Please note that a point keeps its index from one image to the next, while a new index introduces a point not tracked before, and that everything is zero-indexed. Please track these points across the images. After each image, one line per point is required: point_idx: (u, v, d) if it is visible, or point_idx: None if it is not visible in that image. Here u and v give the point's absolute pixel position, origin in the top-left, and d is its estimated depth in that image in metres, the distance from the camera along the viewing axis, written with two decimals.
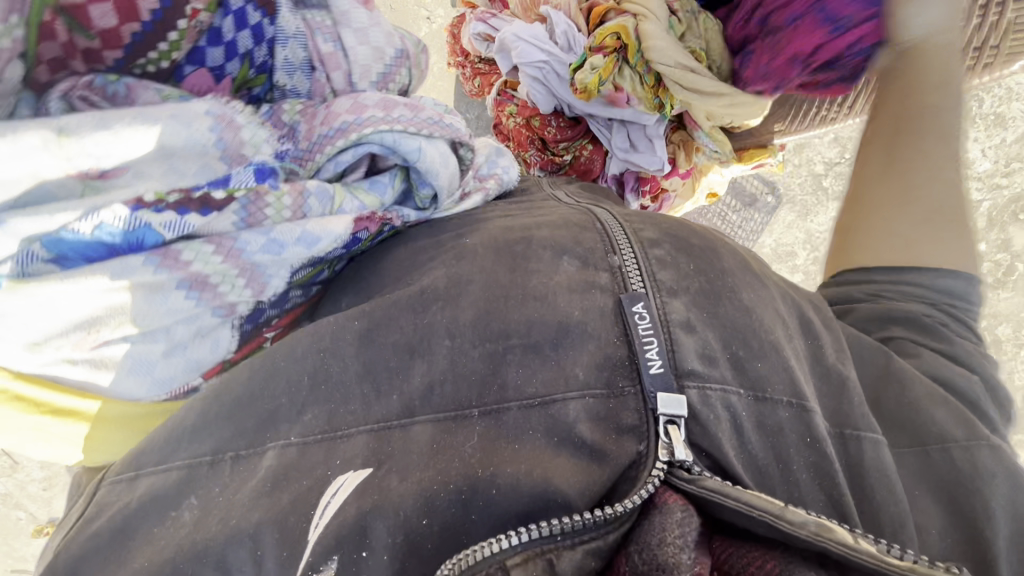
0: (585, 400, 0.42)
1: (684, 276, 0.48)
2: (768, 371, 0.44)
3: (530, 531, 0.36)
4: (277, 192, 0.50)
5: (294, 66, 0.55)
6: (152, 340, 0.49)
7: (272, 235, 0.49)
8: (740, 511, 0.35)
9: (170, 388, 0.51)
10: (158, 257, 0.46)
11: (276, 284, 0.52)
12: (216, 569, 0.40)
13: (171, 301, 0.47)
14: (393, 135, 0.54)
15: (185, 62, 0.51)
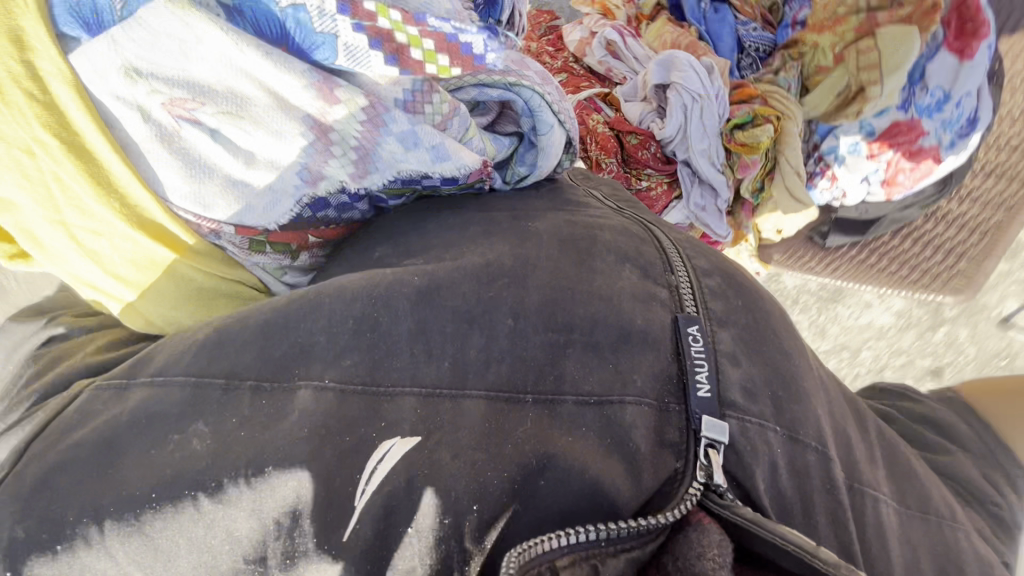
0: (641, 406, 0.43)
1: (734, 310, 0.50)
2: (803, 414, 0.47)
3: (576, 534, 0.37)
4: (442, 97, 0.53)
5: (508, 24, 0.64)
6: (234, 155, 0.49)
7: (415, 129, 0.52)
8: (776, 543, 0.38)
9: (206, 212, 0.51)
10: (317, 78, 0.48)
11: (375, 180, 0.53)
12: (231, 510, 0.37)
13: (282, 126, 0.48)
14: (540, 102, 0.58)
15: None
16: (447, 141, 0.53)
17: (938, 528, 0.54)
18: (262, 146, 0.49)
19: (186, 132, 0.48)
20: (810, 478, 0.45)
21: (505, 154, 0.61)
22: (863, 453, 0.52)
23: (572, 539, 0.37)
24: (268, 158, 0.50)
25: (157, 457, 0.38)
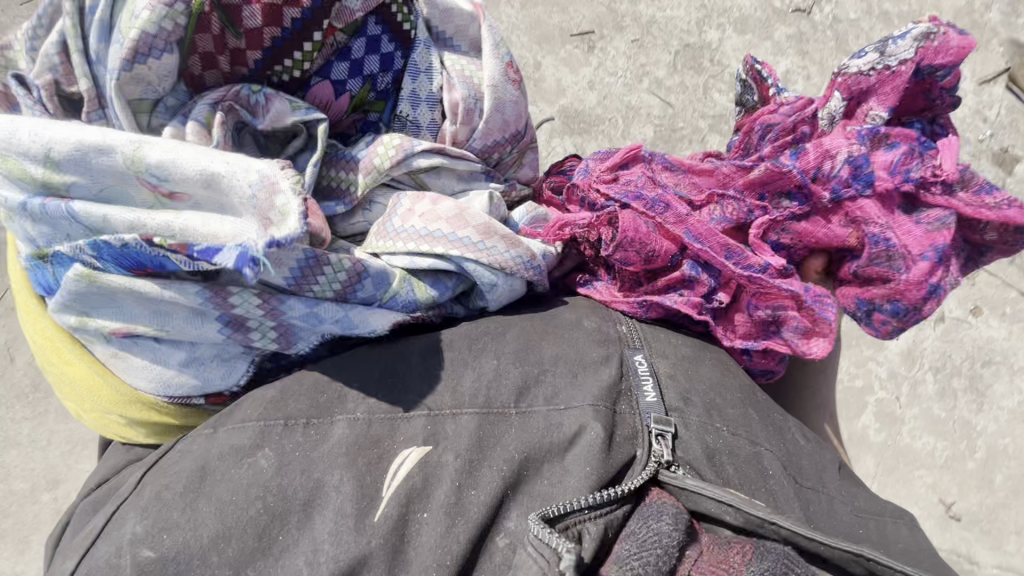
0: (597, 408, 0.55)
1: (670, 345, 0.64)
2: (735, 414, 0.59)
3: (564, 504, 0.47)
4: (337, 263, 0.55)
5: (419, 100, 0.65)
6: (175, 347, 0.58)
7: (314, 309, 0.57)
8: (714, 498, 0.50)
9: (174, 394, 0.60)
10: (208, 293, 0.54)
11: (299, 348, 0.59)
12: (295, 509, 0.49)
13: (203, 328, 0.56)
14: (475, 264, 0.60)
15: (314, 74, 0.61)
16: (352, 312, 0.58)
17: (905, 526, 0.59)
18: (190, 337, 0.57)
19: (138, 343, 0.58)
20: (749, 464, 0.55)
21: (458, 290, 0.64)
22: (800, 445, 0.61)
23: (560, 509, 0.46)
24: (202, 341, 0.58)
25: (238, 478, 0.50)
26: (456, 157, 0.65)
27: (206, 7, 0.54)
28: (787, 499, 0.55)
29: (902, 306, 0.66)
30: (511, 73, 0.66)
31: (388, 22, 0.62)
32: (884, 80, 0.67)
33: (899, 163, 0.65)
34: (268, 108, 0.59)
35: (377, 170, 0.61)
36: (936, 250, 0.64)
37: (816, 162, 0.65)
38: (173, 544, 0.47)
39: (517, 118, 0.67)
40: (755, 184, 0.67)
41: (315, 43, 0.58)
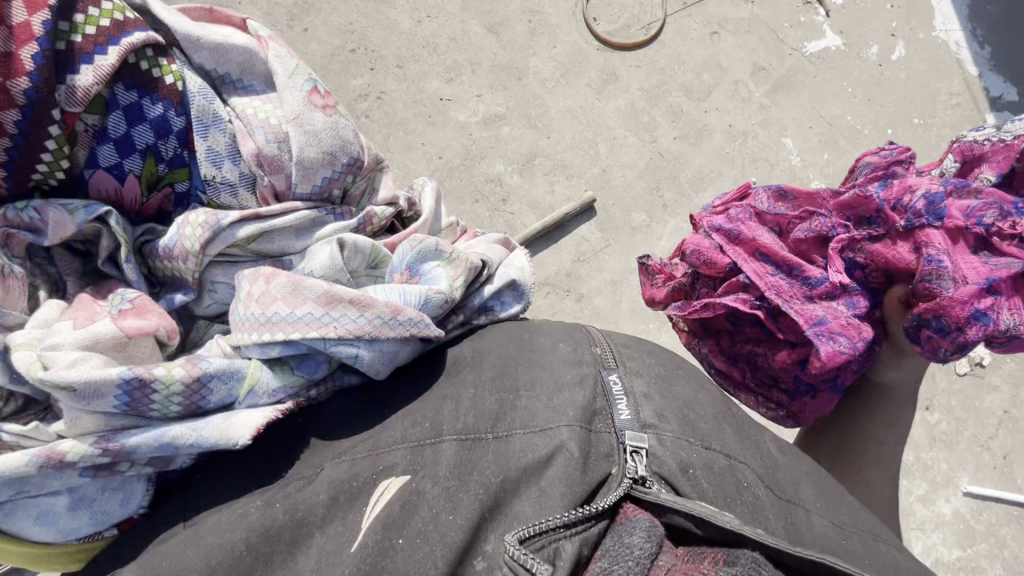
0: (573, 428, 0.55)
1: (645, 364, 0.65)
2: (711, 430, 0.59)
3: (535, 526, 0.47)
4: (160, 378, 0.55)
5: (216, 156, 0.65)
6: (57, 495, 0.55)
7: (165, 439, 0.55)
8: (683, 510, 0.51)
9: (79, 535, 0.57)
10: (40, 456, 0.53)
11: (181, 460, 0.57)
12: (276, 548, 0.50)
13: (64, 477, 0.54)
14: (329, 341, 0.57)
15: (86, 168, 0.62)
16: (207, 427, 0.55)
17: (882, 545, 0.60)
18: (58, 486, 0.54)
19: (14, 508, 0.55)
20: (726, 479, 0.56)
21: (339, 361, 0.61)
22: (780, 463, 0.61)
23: (534, 530, 0.47)
24: (82, 484, 0.55)
25: (226, 523, 0.51)
26: (275, 216, 0.67)
27: None
28: (764, 511, 0.55)
29: (947, 324, 0.67)
30: (316, 100, 0.68)
31: (139, 80, 0.61)
32: (998, 150, 0.75)
33: (977, 208, 0.70)
34: (44, 223, 0.60)
35: (190, 253, 0.64)
36: (990, 280, 0.66)
37: (898, 194, 0.73)
38: None
39: (338, 145, 0.68)
40: (844, 206, 0.75)
41: (58, 138, 0.57)
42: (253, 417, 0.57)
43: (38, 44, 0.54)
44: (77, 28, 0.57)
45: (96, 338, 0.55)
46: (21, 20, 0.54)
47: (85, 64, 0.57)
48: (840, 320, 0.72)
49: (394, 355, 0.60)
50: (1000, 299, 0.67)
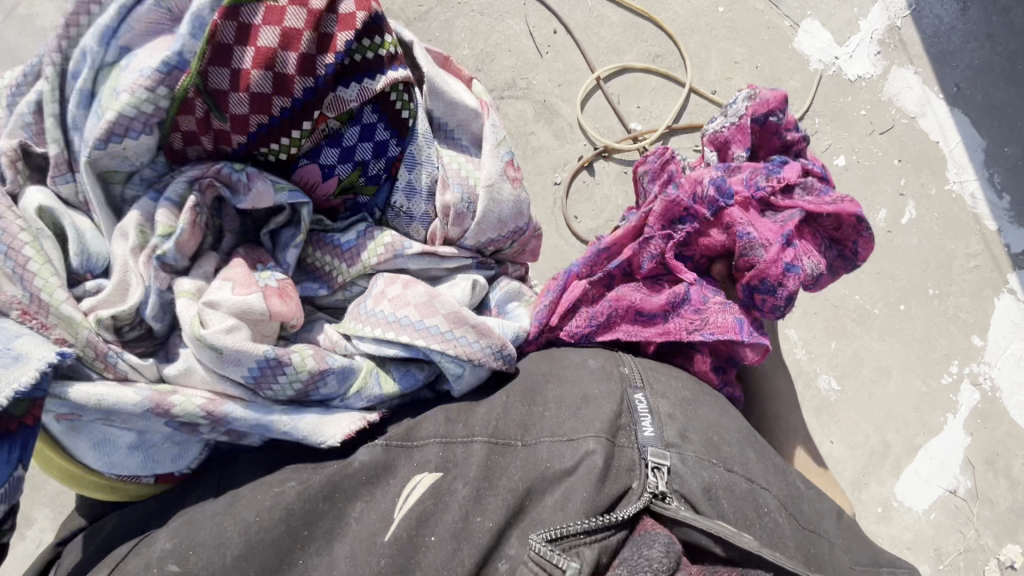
0: (600, 438, 0.57)
1: (671, 386, 0.67)
2: (734, 453, 0.61)
3: (560, 532, 0.49)
4: (301, 356, 0.59)
5: (412, 192, 0.70)
6: (127, 433, 0.58)
7: (266, 419, 0.58)
8: (704, 528, 0.52)
9: (121, 473, 0.59)
10: (153, 398, 0.56)
11: (253, 440, 0.60)
12: (311, 528, 0.53)
13: (151, 423, 0.57)
14: (442, 356, 0.62)
15: (304, 157, 0.65)
16: (303, 419, 0.58)
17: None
18: (139, 426, 0.57)
19: (82, 428, 0.57)
20: (748, 503, 0.57)
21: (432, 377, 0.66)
22: (801, 491, 0.62)
23: (559, 533, 0.49)
24: (158, 432, 0.58)
25: (264, 499, 0.54)
26: (445, 257, 0.72)
27: (191, 92, 0.58)
28: (785, 536, 0.56)
29: (771, 284, 0.70)
30: (510, 171, 0.72)
31: (384, 107, 0.65)
32: (733, 132, 0.79)
33: (749, 178, 0.75)
34: (249, 189, 0.63)
35: (364, 265, 0.68)
36: (785, 237, 0.71)
37: (691, 188, 0.74)
38: (198, 560, 0.51)
39: (513, 216, 0.73)
40: (662, 216, 0.75)
41: (302, 132, 0.62)
42: (344, 419, 0.59)
43: (334, 57, 0.60)
44: (365, 51, 0.62)
45: (247, 308, 0.58)
46: (331, 33, 0.60)
47: (356, 82, 0.62)
48: (701, 322, 0.71)
49: (485, 386, 0.65)
50: (798, 248, 0.72)
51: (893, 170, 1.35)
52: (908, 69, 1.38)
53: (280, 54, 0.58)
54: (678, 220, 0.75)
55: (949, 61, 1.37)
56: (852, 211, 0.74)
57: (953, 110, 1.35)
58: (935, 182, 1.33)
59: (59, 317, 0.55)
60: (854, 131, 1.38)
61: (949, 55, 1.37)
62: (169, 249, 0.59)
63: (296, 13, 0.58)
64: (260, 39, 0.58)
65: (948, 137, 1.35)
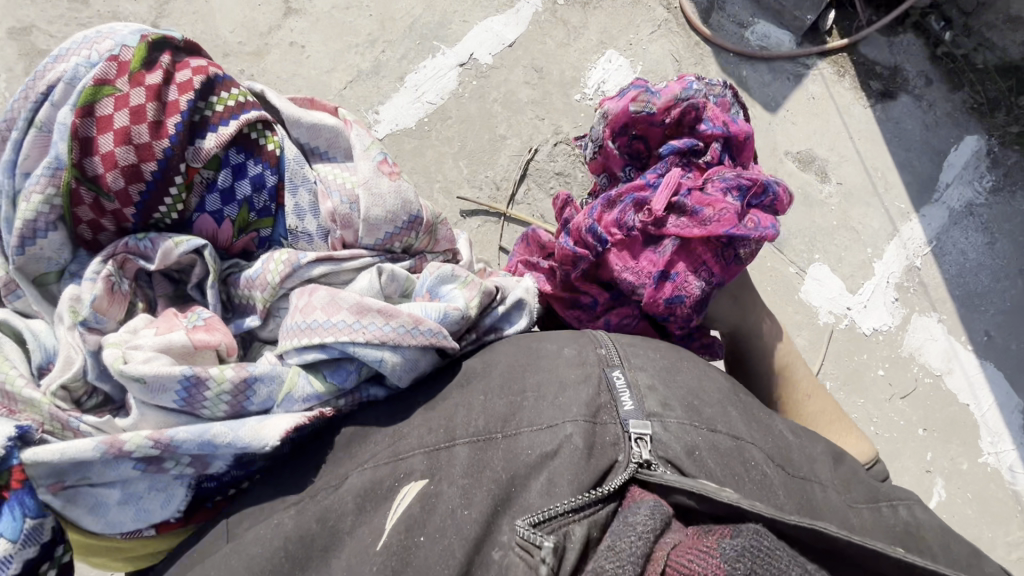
0: (578, 421, 0.58)
1: (649, 359, 0.67)
2: (717, 413, 0.61)
3: (544, 516, 0.51)
4: (218, 375, 0.61)
5: (303, 211, 0.73)
6: (111, 488, 0.60)
7: (207, 436, 0.59)
8: (689, 489, 0.52)
9: (122, 530, 0.61)
10: (104, 443, 0.57)
11: (217, 466, 0.62)
12: (310, 551, 0.54)
13: (122, 469, 0.58)
14: (354, 346, 0.63)
15: (194, 212, 0.71)
16: (243, 427, 0.61)
17: (904, 513, 0.61)
18: (116, 477, 0.59)
19: (74, 494, 0.59)
20: (735, 460, 0.57)
21: (366, 372, 0.67)
22: (790, 441, 0.62)
23: (543, 517, 0.51)
24: (138, 479, 0.60)
25: (262, 531, 0.55)
26: (345, 260, 0.73)
27: (73, 183, 0.63)
28: (775, 487, 0.56)
29: (672, 313, 0.77)
30: (384, 169, 0.76)
31: (250, 147, 0.70)
32: (615, 154, 0.86)
33: (618, 221, 0.79)
34: (154, 250, 0.67)
35: (272, 285, 0.70)
36: (654, 274, 0.76)
37: (576, 237, 0.83)
38: None
39: (401, 205, 0.75)
40: (564, 258, 0.87)
41: (181, 185, 0.68)
42: (283, 421, 0.62)
43: (180, 117, 0.65)
44: (211, 106, 0.69)
45: (170, 343, 0.61)
46: (172, 99, 0.66)
47: (210, 132, 0.68)
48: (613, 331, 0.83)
49: (415, 364, 0.67)
50: (681, 273, 0.75)
51: (920, 439, 1.44)
52: (932, 316, 1.52)
53: (134, 128, 0.64)
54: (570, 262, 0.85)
55: (978, 305, 1.53)
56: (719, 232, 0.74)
57: (982, 362, 1.49)
58: (967, 453, 1.44)
59: (23, 402, 0.58)
60: (874, 396, 1.46)
61: (976, 297, 1.53)
62: (88, 311, 0.63)
63: (137, 92, 0.65)
64: (116, 122, 0.64)
65: (980, 398, 1.47)
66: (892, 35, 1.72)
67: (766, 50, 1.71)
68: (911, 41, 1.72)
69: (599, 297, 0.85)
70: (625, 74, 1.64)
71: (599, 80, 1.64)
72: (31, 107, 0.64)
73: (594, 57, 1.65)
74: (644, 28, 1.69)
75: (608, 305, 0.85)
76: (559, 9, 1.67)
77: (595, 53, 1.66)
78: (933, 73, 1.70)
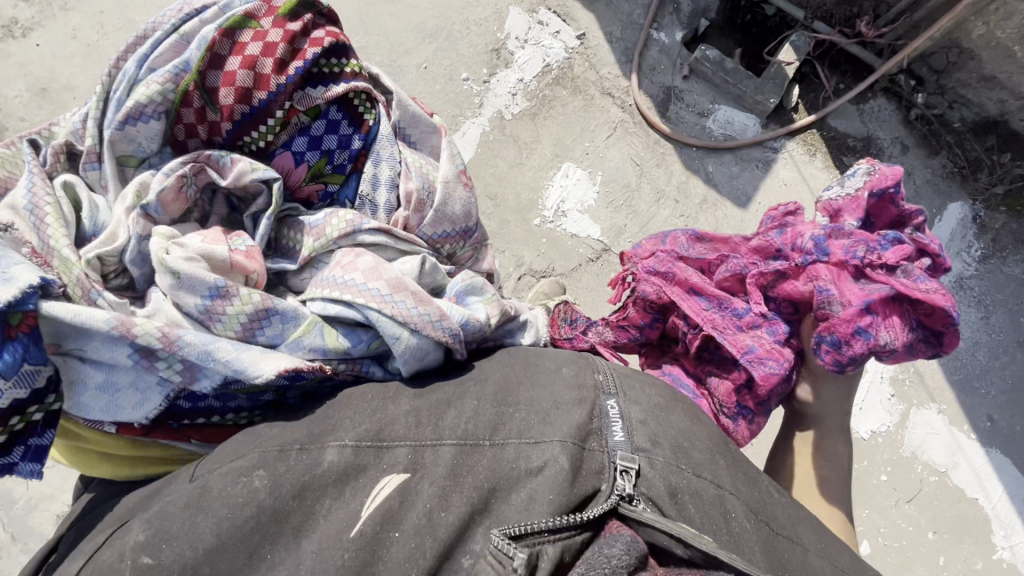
0: (566, 443, 0.58)
1: (645, 394, 0.68)
2: (704, 459, 0.62)
3: (521, 527, 0.50)
4: (245, 295, 0.65)
5: (379, 181, 0.80)
6: (98, 369, 0.62)
7: (210, 347, 0.61)
8: (667, 530, 0.53)
9: (87, 417, 0.63)
10: (116, 322, 0.59)
11: (202, 385, 0.62)
12: (280, 526, 0.53)
13: (116, 353, 0.60)
14: (378, 314, 0.66)
15: (279, 147, 0.76)
16: (245, 352, 0.62)
17: None
18: (108, 359, 0.61)
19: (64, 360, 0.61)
20: (715, 508, 0.58)
21: (376, 347, 0.69)
22: (772, 500, 0.62)
23: (521, 529, 0.50)
24: (124, 371, 0.61)
25: (232, 493, 0.54)
26: (400, 240, 0.77)
27: (190, 87, 0.71)
28: (753, 542, 0.56)
29: (837, 339, 0.76)
30: (464, 177, 0.85)
31: (348, 109, 0.78)
32: (849, 202, 0.86)
33: (850, 247, 0.79)
34: (231, 168, 0.72)
35: (327, 237, 0.73)
36: (866, 302, 0.74)
37: (792, 238, 0.84)
38: (169, 554, 0.51)
39: (466, 215, 0.84)
40: (755, 251, 0.86)
41: (278, 119, 0.74)
42: (283, 359, 0.63)
43: (304, 61, 0.73)
44: (331, 66, 0.77)
45: (212, 253, 0.66)
46: (302, 48, 0.75)
47: (322, 85, 0.76)
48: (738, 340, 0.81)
49: (422, 356, 0.67)
50: (875, 322, 0.75)
51: (929, 544, 1.37)
52: (932, 409, 1.44)
53: (261, 59, 0.72)
54: (766, 257, 0.85)
55: (978, 390, 1.45)
56: (942, 304, 0.73)
57: (986, 452, 1.42)
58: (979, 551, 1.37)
59: (59, 258, 0.62)
60: (878, 503, 1.39)
61: (975, 380, 1.45)
62: (154, 200, 0.67)
63: (276, 32, 0.73)
64: (247, 51, 0.72)
65: (987, 489, 1.40)
66: (863, 102, 1.60)
67: (729, 139, 1.60)
68: (883, 106, 1.59)
69: (757, 305, 0.84)
70: (582, 188, 1.55)
71: (557, 198, 1.54)
72: (182, 17, 0.73)
73: (549, 172, 1.55)
74: (598, 132, 1.59)
75: (759, 316, 0.84)
76: (508, 125, 1.58)
77: (550, 166, 1.56)
78: (908, 141, 1.58)
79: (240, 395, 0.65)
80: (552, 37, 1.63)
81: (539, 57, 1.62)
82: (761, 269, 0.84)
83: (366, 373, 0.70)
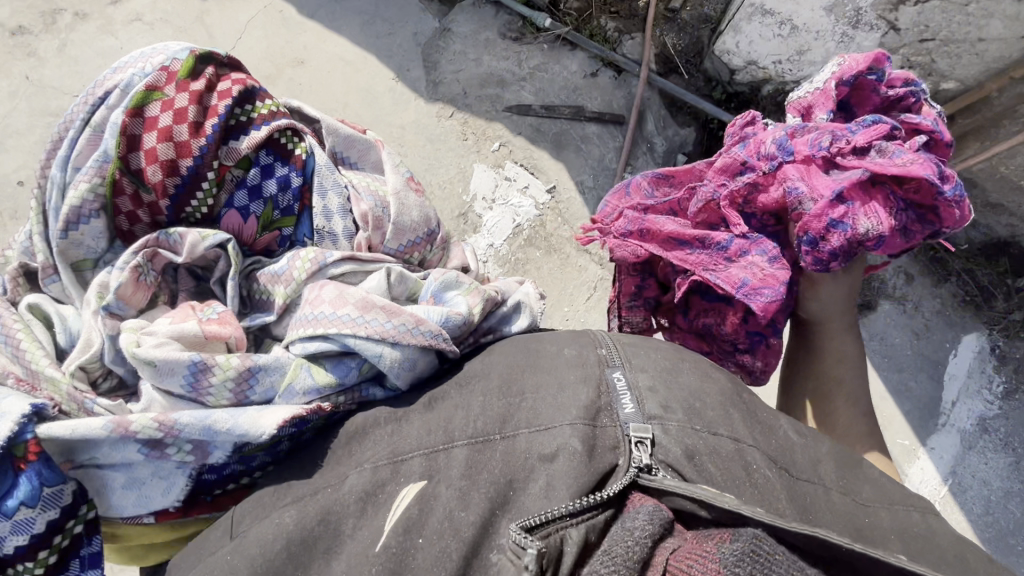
0: (576, 425, 0.58)
1: (651, 360, 0.67)
2: (719, 416, 0.61)
3: (538, 518, 0.50)
4: (223, 363, 0.65)
5: (329, 212, 0.79)
6: (117, 472, 0.64)
7: (208, 422, 0.62)
8: (687, 495, 0.53)
9: (124, 515, 0.65)
10: (111, 424, 0.61)
11: (217, 456, 0.64)
12: (311, 555, 0.54)
13: (126, 451, 0.62)
14: (355, 339, 0.66)
15: (223, 207, 0.78)
16: (243, 415, 0.63)
17: (916, 517, 0.60)
18: (120, 461, 0.63)
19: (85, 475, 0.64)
20: (736, 464, 0.57)
21: (367, 371, 0.69)
22: (794, 445, 0.62)
23: (540, 519, 0.50)
24: (141, 465, 0.63)
25: (264, 533, 0.55)
26: (367, 261, 0.77)
27: (117, 174, 0.73)
28: (778, 492, 0.56)
29: (815, 236, 0.78)
30: (411, 184, 0.86)
31: (278, 151, 0.79)
32: (819, 98, 0.90)
33: (814, 143, 0.82)
34: (183, 245, 0.74)
35: (297, 281, 0.74)
36: (836, 191, 0.77)
37: (756, 150, 0.86)
38: None
39: (423, 220, 0.85)
40: (722, 171, 0.87)
41: (213, 180, 0.75)
42: (281, 411, 0.63)
43: (216, 118, 0.74)
44: (245, 113, 0.78)
45: (183, 332, 0.67)
46: (212, 104, 0.76)
47: (243, 135, 0.77)
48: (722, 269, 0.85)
49: (412, 364, 0.68)
50: (855, 205, 0.77)
51: None
52: None
53: (176, 127, 0.73)
54: (733, 175, 0.87)
55: None
56: (919, 174, 0.76)
57: None
58: None
59: (46, 379, 0.66)
60: None
61: None
62: (112, 297, 0.69)
63: (182, 96, 0.74)
64: (159, 123, 0.73)
65: None
66: None
67: None
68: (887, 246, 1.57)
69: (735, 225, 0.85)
70: None
71: None
72: (88, 108, 0.75)
73: None
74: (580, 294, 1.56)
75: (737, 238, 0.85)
76: None
77: None
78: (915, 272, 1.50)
79: (259, 453, 0.66)
80: (520, 193, 1.59)
81: (509, 217, 1.58)
82: (728, 190, 0.86)
83: (367, 397, 0.70)
